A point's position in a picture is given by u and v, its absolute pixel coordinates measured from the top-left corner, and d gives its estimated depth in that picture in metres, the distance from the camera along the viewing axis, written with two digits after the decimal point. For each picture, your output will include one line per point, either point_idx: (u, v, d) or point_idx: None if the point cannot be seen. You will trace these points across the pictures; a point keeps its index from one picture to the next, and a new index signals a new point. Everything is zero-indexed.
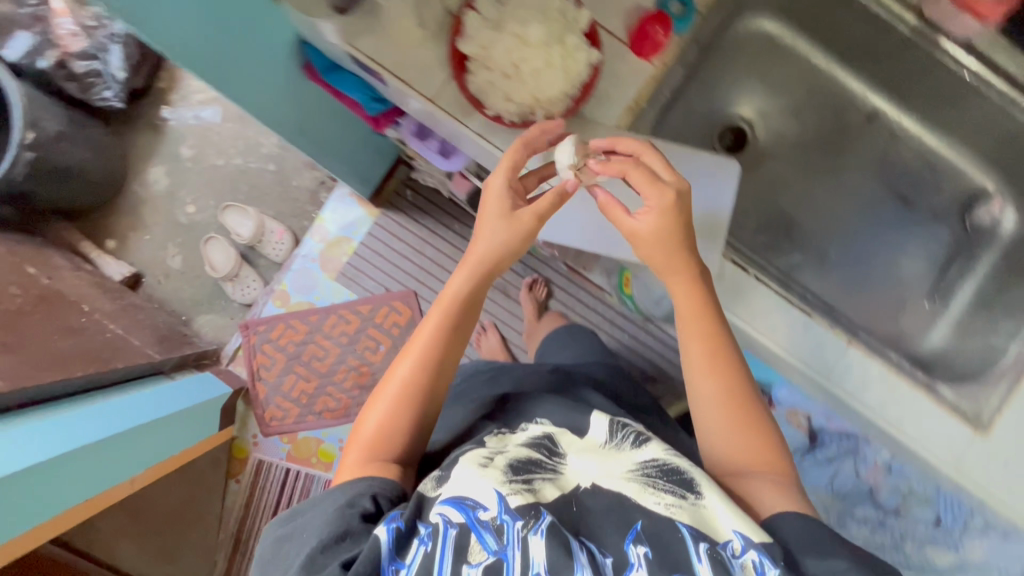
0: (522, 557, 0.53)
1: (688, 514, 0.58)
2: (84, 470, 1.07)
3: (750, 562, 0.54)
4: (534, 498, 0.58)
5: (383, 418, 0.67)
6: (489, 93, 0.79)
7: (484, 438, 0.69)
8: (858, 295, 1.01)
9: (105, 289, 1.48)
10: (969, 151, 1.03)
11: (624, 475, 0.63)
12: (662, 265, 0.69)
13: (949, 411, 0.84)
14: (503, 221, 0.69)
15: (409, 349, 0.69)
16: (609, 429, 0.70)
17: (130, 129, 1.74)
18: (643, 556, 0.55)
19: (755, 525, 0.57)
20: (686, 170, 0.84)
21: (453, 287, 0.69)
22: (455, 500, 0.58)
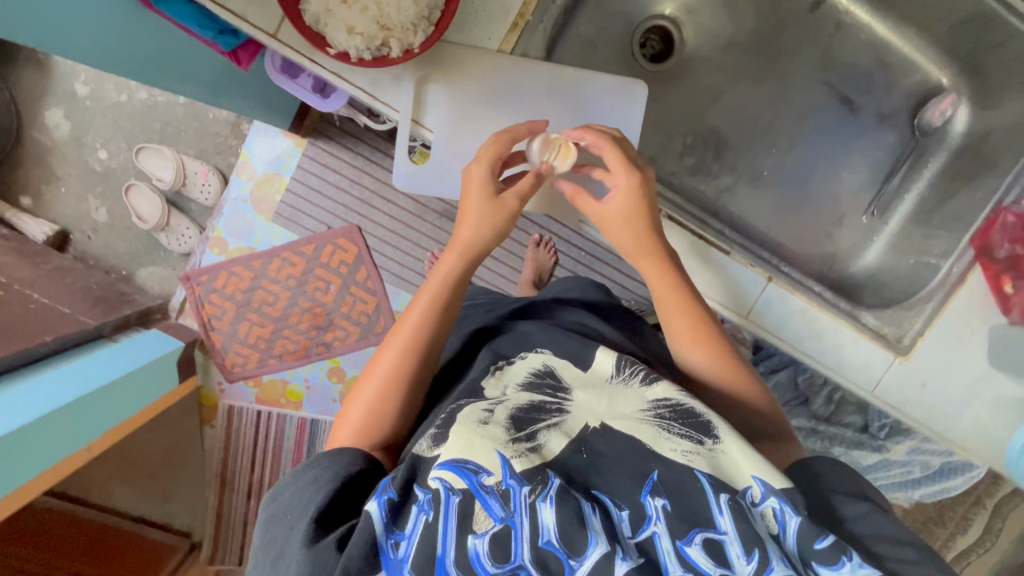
0: (530, 524, 0.52)
1: (707, 462, 0.56)
2: (23, 449, 1.01)
3: (770, 512, 0.53)
4: (541, 459, 0.57)
5: (375, 402, 0.65)
6: (328, 23, 0.61)
7: (482, 383, 0.65)
8: (788, 215, 0.92)
9: (24, 254, 1.37)
10: (923, 41, 0.89)
11: (636, 417, 0.59)
12: (631, 248, 0.68)
13: (864, 333, 0.76)
14: (489, 204, 0.67)
15: (398, 333, 0.68)
16: (617, 364, 0.65)
17: (13, 67, 1.54)
18: (661, 508, 0.53)
19: (774, 471, 0.56)
20: (585, 100, 0.75)
21: (442, 269, 0.68)
22: (455, 465, 0.55)
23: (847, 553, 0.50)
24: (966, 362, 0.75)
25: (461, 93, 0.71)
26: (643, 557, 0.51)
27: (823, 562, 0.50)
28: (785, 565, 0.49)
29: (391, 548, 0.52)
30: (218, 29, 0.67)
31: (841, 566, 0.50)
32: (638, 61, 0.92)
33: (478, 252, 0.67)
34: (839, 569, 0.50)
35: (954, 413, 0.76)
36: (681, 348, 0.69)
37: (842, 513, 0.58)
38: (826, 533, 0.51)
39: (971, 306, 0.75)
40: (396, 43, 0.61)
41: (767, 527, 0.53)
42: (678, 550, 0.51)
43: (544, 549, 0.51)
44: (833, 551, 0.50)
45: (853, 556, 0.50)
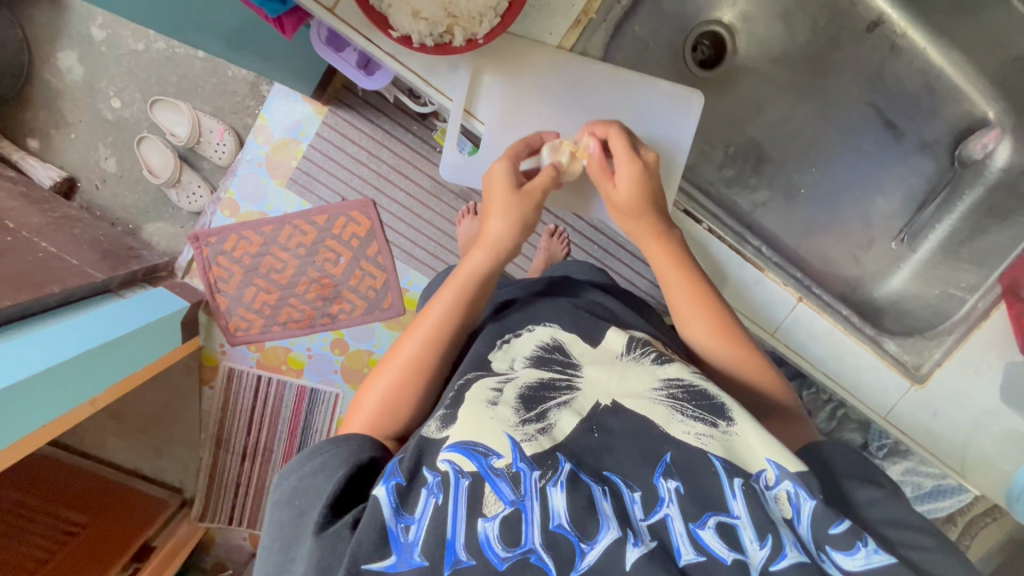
0: (541, 508, 0.52)
1: (720, 446, 0.56)
2: (32, 399, 1.01)
3: (784, 495, 0.54)
4: (551, 442, 0.56)
5: (390, 390, 0.64)
6: (392, 7, 0.59)
7: (489, 357, 0.65)
8: (819, 236, 0.92)
9: (31, 199, 1.34)
10: (975, 71, 0.88)
11: (649, 397, 0.59)
12: (634, 229, 0.68)
13: (884, 358, 0.78)
14: (512, 200, 0.66)
15: (420, 324, 0.66)
16: (628, 343, 0.66)
17: (26, 4, 1.49)
18: (674, 491, 0.54)
19: (789, 454, 0.56)
20: (639, 99, 0.74)
21: (470, 264, 0.66)
22: (464, 447, 0.55)
23: (863, 539, 0.51)
24: (978, 395, 0.77)
25: (515, 85, 0.70)
26: (655, 540, 0.51)
27: (836, 547, 0.51)
28: (799, 551, 0.51)
29: (402, 532, 0.52)
30: None
31: (856, 552, 0.51)
32: (688, 64, 0.91)
33: (509, 247, 0.66)
34: (854, 554, 0.51)
35: (959, 442, 0.78)
36: (686, 326, 0.68)
37: (857, 497, 0.58)
38: (843, 517, 0.52)
39: (993, 341, 0.77)
40: (461, 32, 0.60)
41: (781, 511, 0.54)
42: (691, 533, 0.52)
43: (555, 532, 0.51)
44: (848, 536, 0.51)
45: (867, 542, 0.51)
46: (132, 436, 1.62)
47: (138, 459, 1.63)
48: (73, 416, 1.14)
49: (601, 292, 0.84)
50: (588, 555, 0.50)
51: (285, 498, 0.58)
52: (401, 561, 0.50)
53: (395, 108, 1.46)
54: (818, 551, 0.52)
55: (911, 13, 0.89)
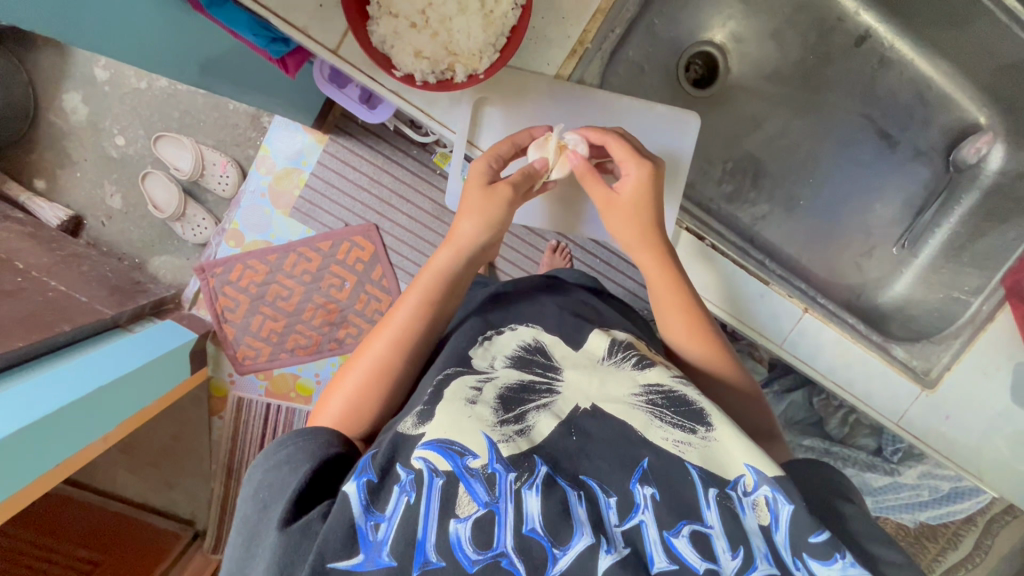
0: (515, 511, 0.50)
1: (698, 454, 0.56)
2: (47, 439, 1.02)
3: (762, 500, 0.54)
4: (529, 445, 0.56)
5: (356, 391, 0.65)
6: (394, 46, 0.61)
7: (470, 353, 0.66)
8: (819, 244, 0.93)
9: (39, 239, 1.36)
10: (965, 80, 0.89)
11: (629, 402, 0.60)
12: (632, 241, 0.67)
13: (892, 364, 0.78)
14: (479, 193, 0.65)
15: (386, 326, 0.68)
16: (610, 347, 0.66)
17: (30, 50, 1.52)
18: (650, 497, 0.53)
19: (768, 459, 0.56)
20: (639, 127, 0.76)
21: (436, 263, 0.68)
22: (440, 445, 0.53)
23: (841, 550, 0.50)
24: (989, 396, 0.78)
25: (518, 114, 0.72)
26: (629, 547, 0.50)
27: (815, 556, 0.50)
28: (769, 564, 0.50)
29: (371, 530, 0.50)
30: (270, 38, 0.67)
31: (833, 563, 0.49)
32: (682, 85, 0.92)
33: (475, 247, 0.67)
34: (831, 564, 0.49)
35: (968, 445, 0.79)
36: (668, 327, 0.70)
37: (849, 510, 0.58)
38: (823, 528, 0.51)
39: (1000, 342, 0.78)
40: (462, 68, 0.61)
41: (759, 517, 0.53)
42: (665, 541, 0.50)
43: (527, 537, 0.49)
44: (827, 546, 0.50)
45: (845, 554, 0.50)
46: (142, 469, 1.62)
47: (146, 493, 1.62)
48: (85, 455, 1.14)
49: (589, 292, 0.86)
50: (561, 561, 0.48)
51: (253, 491, 0.56)
52: (368, 560, 0.48)
53: (396, 135, 1.48)
54: (794, 557, 0.51)
55: (898, 26, 0.90)
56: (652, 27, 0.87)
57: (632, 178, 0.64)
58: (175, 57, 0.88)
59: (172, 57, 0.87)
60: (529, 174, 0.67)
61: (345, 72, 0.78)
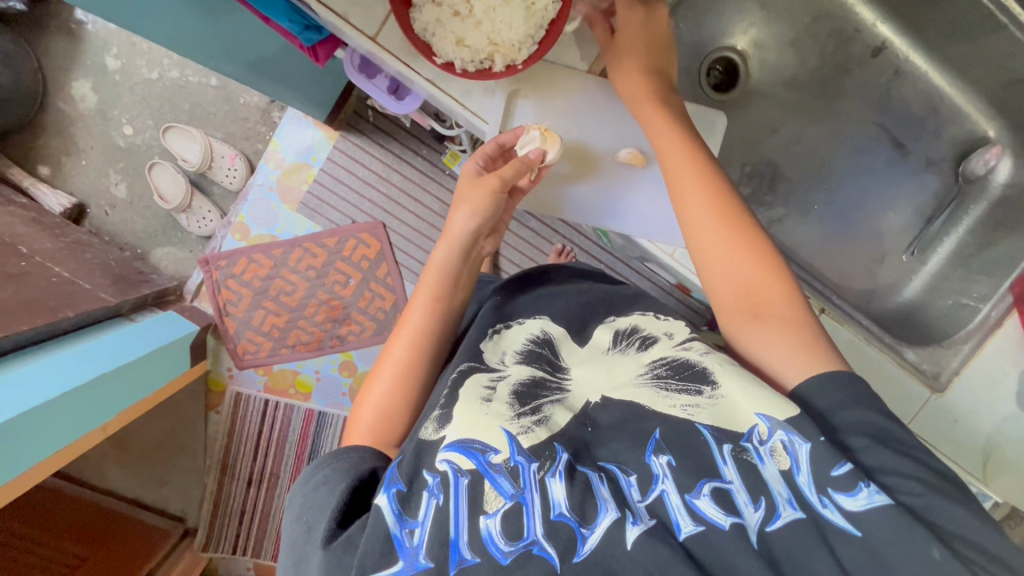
0: (542, 499, 0.51)
1: (708, 414, 0.56)
2: (47, 424, 1.01)
3: (779, 445, 0.53)
4: (548, 433, 0.56)
5: (383, 399, 0.65)
6: (437, 34, 0.62)
7: (482, 347, 0.68)
8: (831, 250, 0.95)
9: (43, 225, 1.34)
10: (974, 94, 0.92)
11: (634, 382, 0.61)
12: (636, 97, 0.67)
13: (903, 369, 0.81)
14: (468, 186, 0.68)
15: (402, 328, 0.68)
16: (614, 336, 0.68)
17: (41, 36, 1.52)
18: (667, 466, 0.53)
19: (778, 399, 0.54)
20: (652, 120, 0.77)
21: (434, 260, 0.68)
22: (461, 445, 0.54)
23: (863, 479, 0.50)
24: (996, 400, 0.80)
25: (551, 110, 0.73)
26: (655, 518, 0.50)
27: (839, 489, 0.50)
28: (793, 509, 0.50)
29: (406, 537, 0.50)
30: (304, 25, 0.67)
31: (858, 492, 0.49)
32: (703, 89, 0.95)
33: (468, 237, 0.68)
34: (856, 494, 0.49)
35: (977, 446, 0.80)
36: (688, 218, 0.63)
37: None
38: (843, 460, 0.50)
39: (1007, 349, 0.81)
40: (501, 58, 0.63)
41: (778, 464, 0.52)
42: (688, 505, 0.51)
43: (556, 521, 0.50)
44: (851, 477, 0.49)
45: (868, 481, 0.50)
46: (135, 463, 1.59)
47: (139, 488, 1.59)
48: (86, 442, 1.13)
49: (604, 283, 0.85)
50: (590, 539, 0.49)
51: (296, 514, 0.56)
52: (407, 566, 0.48)
53: (407, 133, 1.49)
54: (820, 496, 0.50)
55: (913, 39, 0.93)
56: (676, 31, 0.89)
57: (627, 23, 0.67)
58: (202, 42, 0.89)
59: (200, 41, 0.89)
60: (525, 164, 0.67)
61: (373, 63, 0.79)
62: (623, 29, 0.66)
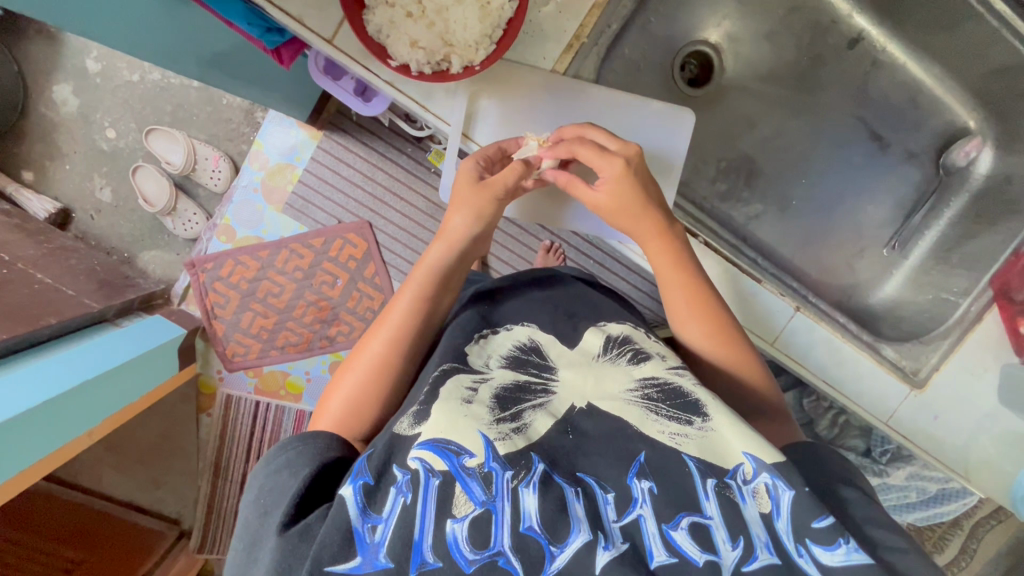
0: (512, 510, 0.50)
1: (696, 445, 0.55)
2: (34, 431, 1.00)
3: (762, 488, 0.53)
4: (526, 442, 0.55)
5: (356, 393, 0.64)
6: (390, 35, 0.61)
7: (465, 349, 0.65)
8: (813, 246, 0.93)
9: (26, 231, 1.34)
10: (954, 84, 0.91)
11: (623, 397, 0.59)
12: (632, 232, 0.67)
13: (882, 365, 0.79)
14: (470, 188, 0.66)
15: (385, 323, 0.67)
16: (605, 343, 0.66)
17: (21, 40, 1.50)
18: (648, 491, 0.53)
19: (767, 445, 0.55)
20: (637, 117, 0.75)
21: (430, 258, 0.67)
22: (435, 445, 0.53)
23: (843, 535, 0.50)
24: (976, 397, 0.79)
25: (512, 107, 0.72)
26: (627, 542, 0.49)
27: (818, 541, 0.50)
28: (770, 553, 0.50)
29: (368, 533, 0.49)
30: (265, 28, 0.66)
31: (836, 547, 0.49)
32: (678, 84, 0.93)
33: (467, 241, 0.67)
34: (834, 549, 0.50)
35: (956, 442, 0.80)
36: (677, 320, 0.69)
37: (843, 494, 0.58)
38: (825, 513, 0.51)
39: (986, 344, 0.80)
40: (458, 59, 0.62)
41: (759, 505, 0.53)
42: (664, 534, 0.50)
43: (525, 535, 0.49)
44: (830, 530, 0.50)
45: (848, 539, 0.50)
46: (129, 467, 1.59)
47: (133, 491, 1.59)
48: (69, 450, 1.12)
49: (587, 284, 0.82)
50: (558, 558, 0.48)
51: (253, 496, 0.56)
52: (366, 563, 0.47)
53: (390, 132, 1.48)
54: (797, 544, 0.51)
55: (891, 29, 0.91)
56: (649, 26, 0.88)
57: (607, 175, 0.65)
58: (172, 46, 0.88)
59: (171, 45, 0.88)
60: (524, 165, 0.67)
61: (340, 64, 0.79)
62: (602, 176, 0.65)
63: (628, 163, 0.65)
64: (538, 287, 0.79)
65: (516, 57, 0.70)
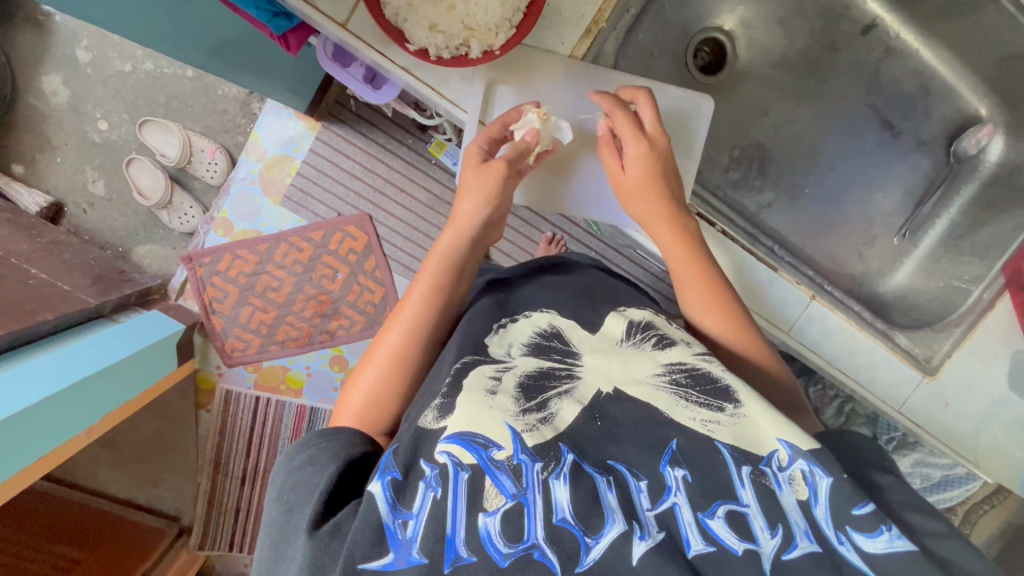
0: (544, 501, 0.49)
1: (728, 432, 0.55)
2: (34, 428, 0.98)
3: (799, 474, 0.53)
4: (554, 433, 0.54)
5: (376, 384, 0.63)
6: (408, 19, 0.60)
7: (486, 341, 0.63)
8: (825, 234, 0.93)
9: (18, 225, 1.30)
10: (967, 70, 0.91)
11: (652, 383, 0.58)
12: (645, 218, 0.69)
13: (896, 352, 0.79)
14: (477, 172, 0.65)
15: (399, 313, 0.66)
16: (628, 329, 0.65)
17: (9, 29, 1.47)
18: (682, 479, 0.52)
19: (799, 432, 0.56)
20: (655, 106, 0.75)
21: (440, 247, 0.67)
22: (463, 438, 0.52)
23: (885, 523, 0.50)
24: (988, 384, 0.80)
25: (531, 95, 0.71)
26: (664, 531, 0.49)
27: (859, 529, 0.50)
28: (810, 541, 0.49)
29: (400, 528, 0.48)
30: (272, 12, 0.65)
31: (878, 535, 0.50)
32: (691, 71, 0.93)
33: (476, 227, 0.66)
34: (876, 537, 0.50)
35: (967, 429, 0.80)
36: (695, 314, 0.68)
37: (878, 479, 0.59)
38: (865, 499, 0.51)
39: (999, 330, 0.80)
40: (478, 43, 0.61)
41: (797, 492, 0.53)
42: (700, 522, 0.50)
43: (559, 527, 0.48)
44: (872, 517, 0.50)
45: (890, 526, 0.50)
46: (126, 465, 1.56)
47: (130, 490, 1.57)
48: (70, 448, 1.09)
49: (601, 272, 0.82)
50: (594, 549, 0.47)
51: (276, 494, 0.55)
52: (399, 560, 0.47)
53: (391, 122, 1.46)
54: (837, 531, 0.50)
55: (903, 16, 0.91)
56: (663, 11, 0.87)
57: (634, 154, 0.66)
58: (171, 28, 0.86)
59: (172, 28, 0.86)
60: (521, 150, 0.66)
61: (349, 50, 0.77)
62: (630, 159, 0.66)
63: (654, 148, 0.66)
64: (549, 275, 0.78)
65: (534, 42, 0.69)
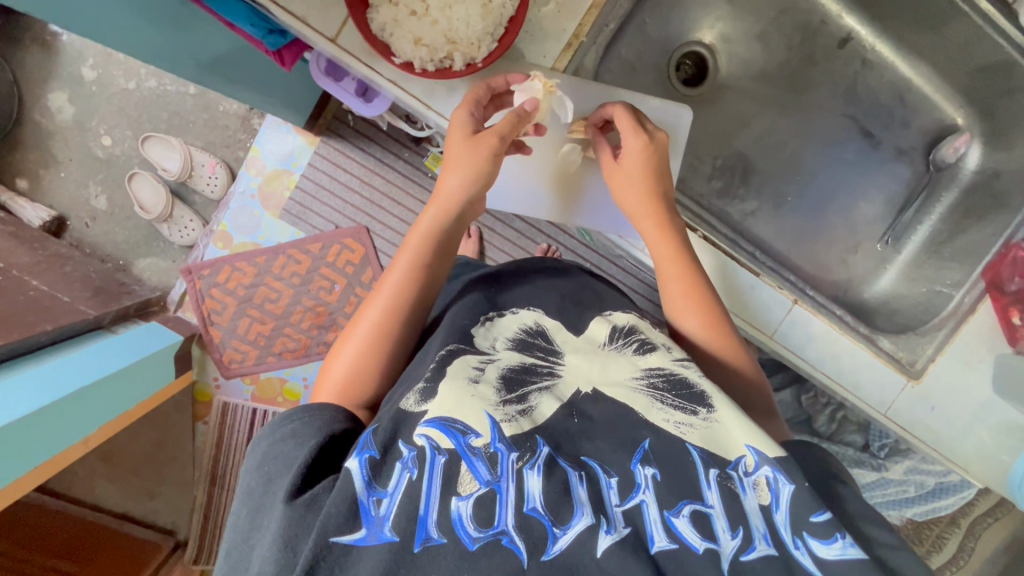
0: (517, 489, 0.50)
1: (700, 435, 0.56)
2: (27, 438, 0.98)
3: (763, 480, 0.54)
4: (531, 425, 0.55)
5: (356, 359, 0.64)
6: (395, 34, 0.63)
7: (472, 331, 0.65)
8: (810, 241, 0.95)
9: (21, 238, 1.33)
10: (941, 81, 0.93)
11: (630, 385, 0.59)
12: (632, 210, 0.70)
13: (879, 356, 0.80)
14: (466, 145, 0.64)
15: (381, 289, 0.67)
16: (610, 333, 0.66)
17: (16, 49, 1.51)
18: (651, 478, 0.53)
19: (767, 439, 0.56)
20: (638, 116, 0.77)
21: (423, 223, 0.67)
22: (443, 423, 0.53)
23: (840, 530, 0.50)
24: (970, 387, 0.81)
25: None
26: (629, 526, 0.49)
27: (814, 534, 0.51)
28: (768, 544, 0.50)
29: (373, 506, 0.48)
30: (267, 29, 0.67)
31: (832, 542, 0.50)
32: (673, 83, 0.95)
33: (459, 204, 0.67)
34: (831, 543, 0.50)
35: (951, 433, 0.81)
36: (675, 313, 0.69)
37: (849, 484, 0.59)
38: (823, 507, 0.51)
39: (981, 334, 0.81)
40: (461, 56, 0.64)
41: (759, 497, 0.53)
42: (665, 520, 0.50)
43: (529, 516, 0.48)
44: (827, 524, 0.50)
45: (844, 533, 0.50)
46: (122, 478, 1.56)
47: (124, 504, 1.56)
48: (62, 460, 1.09)
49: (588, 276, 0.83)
50: (561, 539, 0.47)
51: (257, 463, 0.56)
52: (371, 535, 0.47)
53: (387, 136, 1.49)
54: (794, 536, 0.51)
55: (879, 30, 0.94)
56: (644, 26, 0.90)
57: (631, 145, 0.68)
58: (170, 48, 0.89)
59: (170, 48, 0.89)
60: (519, 117, 0.65)
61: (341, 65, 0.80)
62: (627, 153, 0.68)
63: (653, 142, 0.68)
64: (537, 274, 0.80)
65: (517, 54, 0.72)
